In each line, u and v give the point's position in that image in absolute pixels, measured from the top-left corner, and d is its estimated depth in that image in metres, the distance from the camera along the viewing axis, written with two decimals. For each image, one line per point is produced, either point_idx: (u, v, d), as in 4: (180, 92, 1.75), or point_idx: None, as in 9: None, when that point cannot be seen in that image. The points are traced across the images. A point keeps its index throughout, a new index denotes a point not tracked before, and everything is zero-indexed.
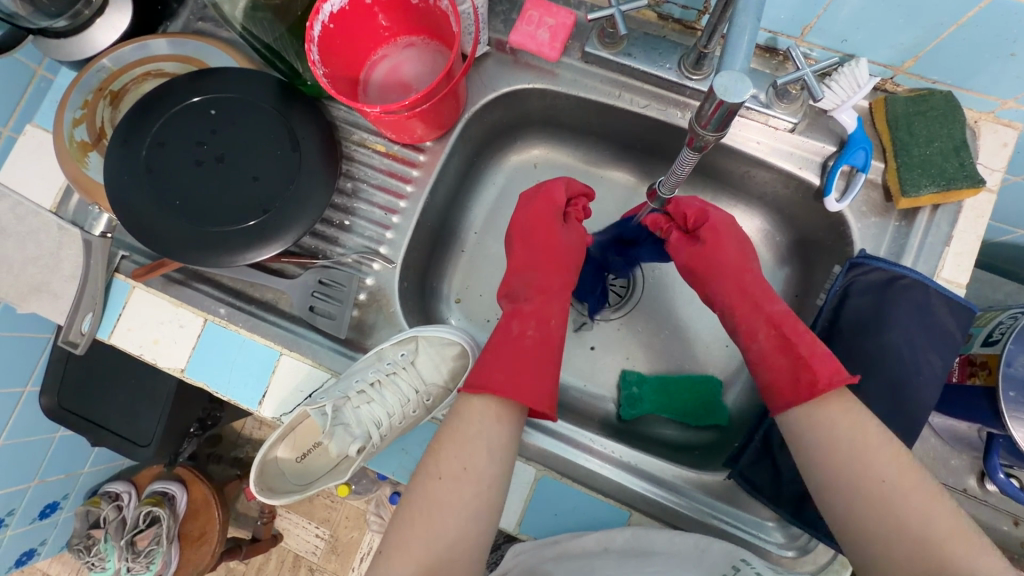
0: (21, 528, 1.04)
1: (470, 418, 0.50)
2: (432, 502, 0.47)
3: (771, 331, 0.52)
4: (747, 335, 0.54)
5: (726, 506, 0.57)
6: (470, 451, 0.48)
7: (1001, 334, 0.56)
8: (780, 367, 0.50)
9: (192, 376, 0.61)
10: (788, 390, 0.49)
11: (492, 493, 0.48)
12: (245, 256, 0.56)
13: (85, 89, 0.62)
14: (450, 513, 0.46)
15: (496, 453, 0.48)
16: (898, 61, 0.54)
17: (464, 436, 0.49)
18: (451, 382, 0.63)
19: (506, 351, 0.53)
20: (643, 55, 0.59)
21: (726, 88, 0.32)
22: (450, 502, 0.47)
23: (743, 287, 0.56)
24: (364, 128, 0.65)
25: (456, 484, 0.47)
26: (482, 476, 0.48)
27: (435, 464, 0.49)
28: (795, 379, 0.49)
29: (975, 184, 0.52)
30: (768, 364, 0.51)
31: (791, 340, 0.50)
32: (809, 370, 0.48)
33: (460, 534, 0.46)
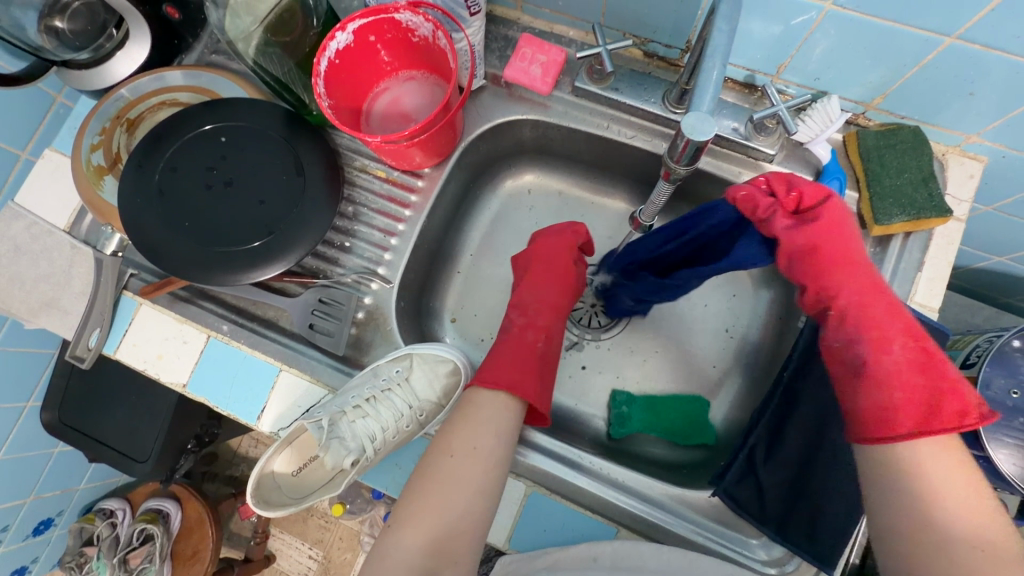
0: (15, 545, 1.04)
1: (482, 407, 0.55)
2: (442, 480, 0.52)
3: (911, 343, 0.48)
4: (878, 344, 0.48)
5: (714, 523, 0.58)
6: (478, 433, 0.53)
7: (977, 357, 0.58)
8: (921, 385, 0.46)
9: (193, 391, 0.63)
10: (929, 414, 0.45)
11: (497, 473, 0.53)
12: (249, 275, 0.59)
13: (103, 117, 0.65)
14: (457, 489, 0.51)
15: (504, 437, 0.53)
16: (868, 98, 0.57)
17: (474, 420, 0.54)
18: (444, 398, 0.64)
19: (512, 355, 0.59)
20: (629, 90, 0.63)
21: (692, 127, 0.36)
22: (459, 478, 0.52)
23: (863, 300, 0.50)
24: (365, 155, 0.68)
25: (464, 463, 0.52)
26: (489, 456, 0.53)
27: (446, 443, 0.54)
28: (944, 405, 0.45)
29: (943, 214, 0.55)
30: (903, 382, 0.46)
31: (934, 358, 0.47)
32: (954, 394, 0.45)
33: (466, 507, 0.51)
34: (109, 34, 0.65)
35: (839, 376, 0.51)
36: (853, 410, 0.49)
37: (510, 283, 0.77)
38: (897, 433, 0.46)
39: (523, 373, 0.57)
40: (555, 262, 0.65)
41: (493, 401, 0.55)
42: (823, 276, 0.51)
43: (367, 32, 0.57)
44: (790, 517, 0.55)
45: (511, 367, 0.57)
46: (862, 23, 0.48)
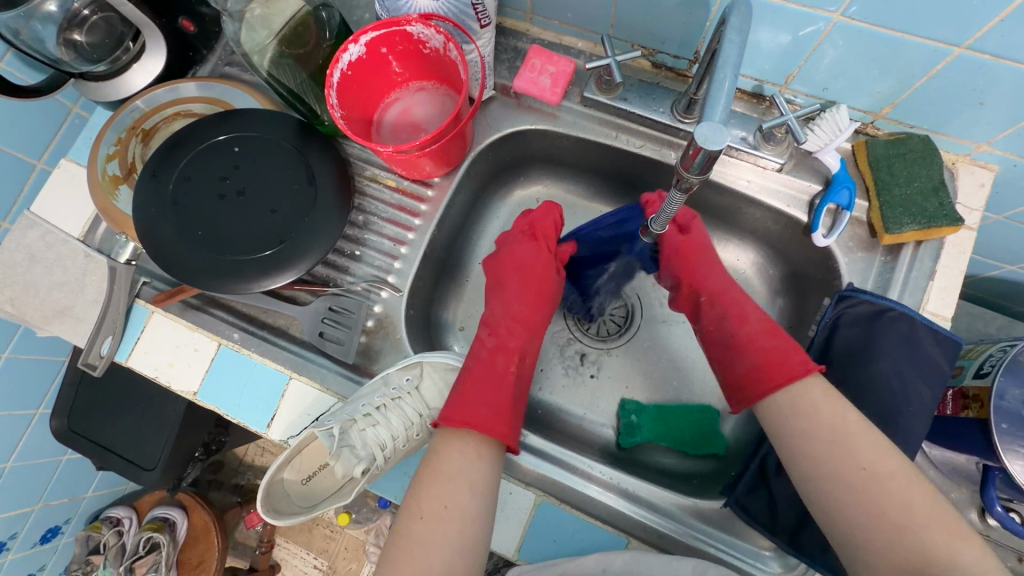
0: (22, 553, 1.04)
1: (449, 455, 0.53)
2: (415, 544, 0.49)
3: (761, 322, 0.56)
4: (737, 318, 0.58)
5: (724, 534, 0.57)
6: (449, 490, 0.51)
7: (991, 366, 0.57)
8: (770, 347, 0.55)
9: (204, 399, 0.63)
10: (781, 370, 0.53)
11: (472, 529, 0.50)
12: (261, 283, 0.59)
13: (119, 128, 0.66)
14: (433, 554, 0.48)
15: (477, 488, 0.51)
16: (877, 107, 0.57)
17: (444, 474, 0.51)
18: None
19: (476, 387, 0.56)
20: (638, 100, 0.64)
21: (705, 137, 0.36)
22: (433, 541, 0.49)
23: (725, 288, 0.61)
24: (376, 165, 0.69)
25: (438, 522, 0.49)
26: (463, 513, 0.50)
27: (416, 506, 0.51)
28: (788, 360, 0.53)
29: (955, 222, 0.54)
30: (755, 348, 0.55)
31: (777, 331, 0.55)
32: (797, 351, 0.54)
33: (444, 572, 0.48)
34: (126, 46, 0.66)
35: (717, 350, 0.59)
36: (730, 378, 0.57)
37: None
38: (756, 391, 0.54)
39: (484, 410, 0.54)
40: (531, 272, 0.67)
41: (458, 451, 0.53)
42: (697, 271, 0.63)
43: (379, 44, 0.58)
44: (803, 528, 0.54)
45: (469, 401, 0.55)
46: (871, 33, 0.48)
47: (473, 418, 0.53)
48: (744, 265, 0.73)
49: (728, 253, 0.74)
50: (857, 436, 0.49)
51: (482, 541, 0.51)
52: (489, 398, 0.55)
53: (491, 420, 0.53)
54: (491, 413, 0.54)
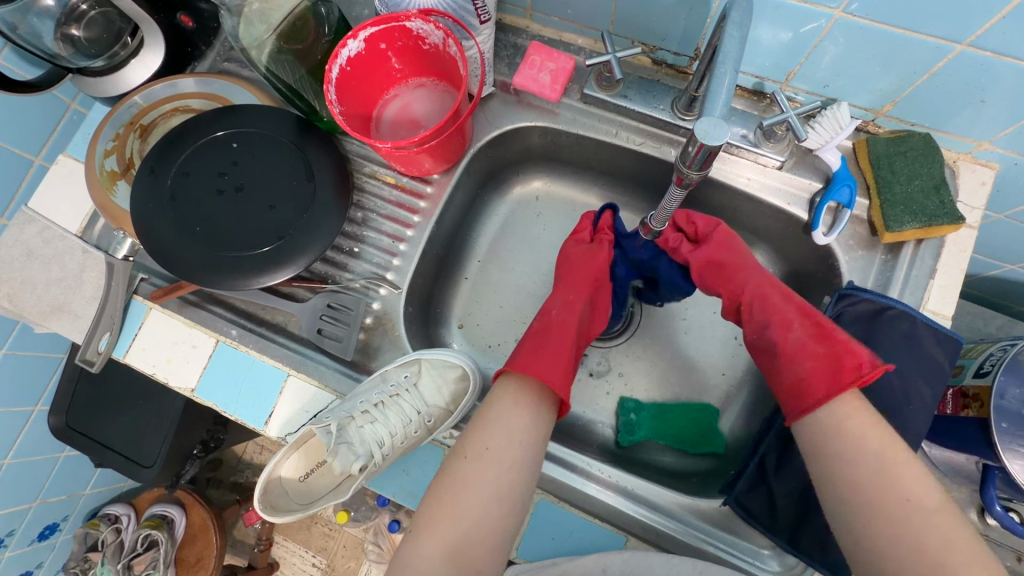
0: (20, 550, 1.04)
1: (498, 401, 0.55)
2: (458, 484, 0.52)
3: (806, 321, 0.54)
4: (782, 325, 0.55)
5: (723, 533, 0.57)
6: (492, 435, 0.53)
7: (991, 365, 0.57)
8: (820, 354, 0.52)
9: (201, 396, 0.63)
10: (832, 381, 0.51)
11: (512, 474, 0.52)
12: (259, 280, 0.59)
13: (117, 123, 0.66)
14: (471, 494, 0.51)
15: (519, 435, 0.53)
16: (878, 105, 0.57)
17: (488, 419, 0.53)
18: (452, 404, 0.64)
19: (539, 341, 0.58)
20: (638, 97, 0.63)
21: (705, 132, 0.36)
22: (473, 483, 0.51)
23: (767, 300, 0.57)
24: (375, 161, 0.69)
25: (478, 465, 0.52)
26: (503, 458, 0.52)
27: (460, 448, 0.54)
28: (839, 369, 0.51)
29: (956, 220, 0.54)
30: (807, 351, 0.53)
31: (826, 328, 0.53)
32: (851, 356, 0.51)
33: (483, 512, 0.51)
34: (124, 42, 0.66)
35: (761, 357, 0.57)
36: (782, 387, 0.54)
37: (518, 289, 0.77)
38: (812, 400, 0.51)
39: (548, 360, 0.56)
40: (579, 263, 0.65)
41: (504, 398, 0.55)
42: (733, 279, 0.59)
43: (378, 40, 0.58)
44: (802, 528, 0.54)
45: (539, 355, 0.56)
46: (872, 30, 0.48)
47: (539, 365, 0.55)
48: None
49: None
50: (853, 433, 0.49)
51: (523, 486, 0.52)
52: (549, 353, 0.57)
53: (558, 369, 0.55)
54: (556, 363, 0.56)
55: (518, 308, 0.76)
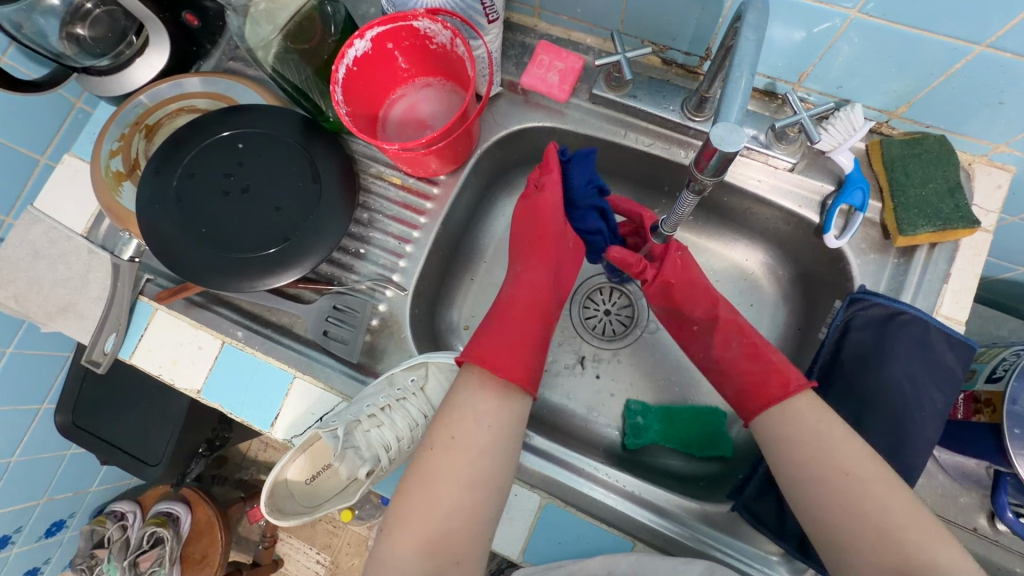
0: (27, 547, 1.04)
1: (461, 388, 0.54)
2: (427, 476, 0.51)
3: (743, 340, 0.58)
4: (721, 343, 0.60)
5: (731, 539, 0.57)
6: (459, 423, 0.52)
7: (1004, 371, 0.56)
8: (751, 371, 0.56)
9: (207, 397, 0.63)
10: (762, 392, 0.55)
11: (482, 462, 0.51)
12: (265, 282, 0.59)
13: (122, 123, 0.65)
14: (443, 486, 0.50)
15: (485, 420, 0.52)
16: (892, 106, 0.56)
17: (453, 406, 0.53)
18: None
19: (504, 324, 0.57)
20: (647, 98, 0.63)
21: (721, 137, 0.35)
22: (443, 473, 0.51)
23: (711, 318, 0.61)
24: (381, 162, 0.68)
25: (447, 454, 0.51)
26: (470, 446, 0.51)
27: (429, 439, 0.53)
28: (767, 384, 0.55)
29: (970, 225, 0.54)
30: (741, 369, 0.57)
31: (761, 348, 0.57)
32: (779, 373, 0.55)
33: (455, 502, 0.50)
34: (130, 41, 0.66)
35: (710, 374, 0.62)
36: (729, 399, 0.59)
37: None
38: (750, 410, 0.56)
39: (509, 351, 0.55)
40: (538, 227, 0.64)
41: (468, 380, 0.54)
42: (683, 305, 0.62)
43: (385, 39, 0.57)
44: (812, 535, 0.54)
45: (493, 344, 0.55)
46: (889, 31, 0.47)
47: (500, 359, 0.54)
48: (752, 265, 0.73)
49: (737, 253, 0.73)
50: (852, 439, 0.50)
51: (495, 474, 0.51)
52: (510, 337, 0.56)
53: (517, 359, 0.54)
54: (513, 353, 0.55)
55: None
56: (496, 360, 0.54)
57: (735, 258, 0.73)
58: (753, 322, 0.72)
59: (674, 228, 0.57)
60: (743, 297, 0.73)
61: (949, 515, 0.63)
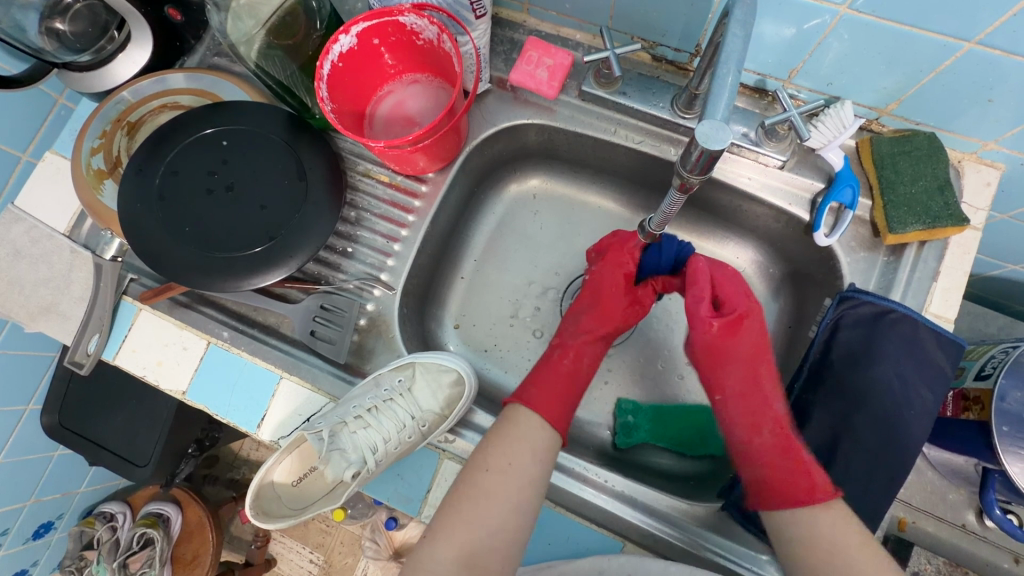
0: (14, 549, 1.03)
1: (524, 430, 0.55)
2: (477, 495, 0.52)
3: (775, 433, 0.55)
4: (750, 428, 0.57)
5: (721, 538, 0.56)
6: (518, 451, 0.53)
7: (992, 368, 0.56)
8: (780, 465, 0.54)
9: (193, 399, 0.62)
10: (786, 489, 0.52)
11: (531, 492, 0.52)
12: (250, 281, 0.58)
13: (104, 119, 0.64)
14: (492, 506, 0.51)
15: (540, 454, 0.53)
16: (882, 103, 0.56)
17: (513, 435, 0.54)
18: (448, 409, 0.62)
19: (548, 377, 0.59)
20: (637, 95, 0.62)
21: (707, 136, 0.35)
22: (494, 494, 0.51)
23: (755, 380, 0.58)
24: (369, 159, 0.67)
25: (500, 478, 0.52)
26: (523, 474, 0.52)
27: (481, 460, 0.53)
28: (795, 482, 0.52)
29: (960, 222, 0.53)
30: (768, 459, 0.55)
31: (791, 451, 0.54)
32: (793, 487, 0.52)
33: (498, 524, 0.51)
34: (111, 35, 0.64)
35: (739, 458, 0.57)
36: (750, 477, 0.55)
37: (515, 290, 0.76)
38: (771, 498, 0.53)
39: (554, 400, 0.58)
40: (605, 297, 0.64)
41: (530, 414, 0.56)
42: (721, 367, 0.60)
43: (370, 35, 0.56)
44: None
45: (541, 386, 0.58)
46: (877, 27, 0.47)
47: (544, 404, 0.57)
48: (743, 263, 0.73)
49: (727, 251, 0.73)
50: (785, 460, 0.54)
51: (538, 505, 0.53)
52: (558, 388, 0.59)
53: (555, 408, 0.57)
54: (556, 399, 0.58)
55: (515, 308, 0.75)
56: (544, 407, 0.57)
57: (726, 256, 0.73)
58: None
59: (662, 227, 0.56)
60: None
61: (937, 511, 0.63)
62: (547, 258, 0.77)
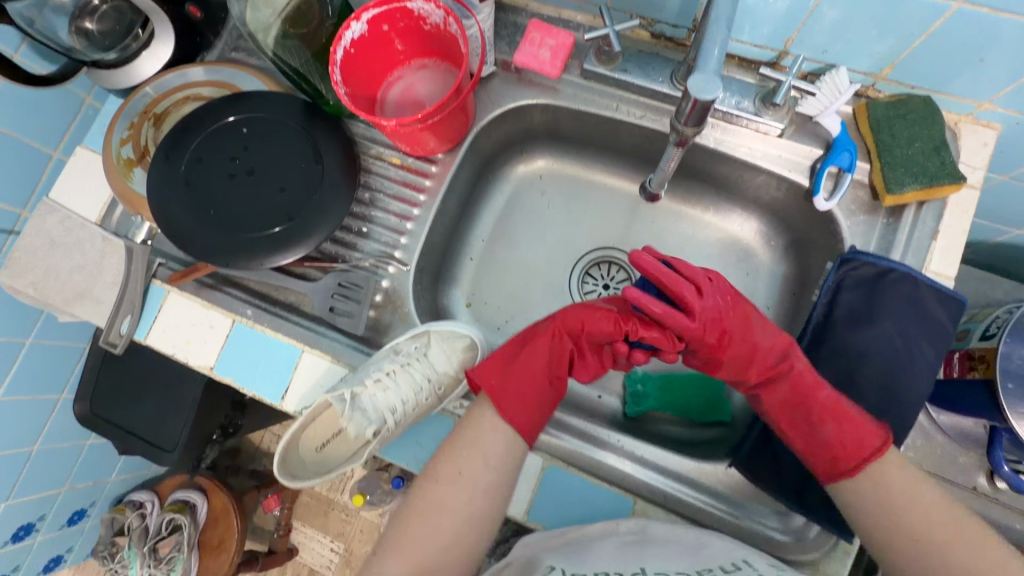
0: (49, 535, 1.11)
1: (475, 420, 0.55)
2: (426, 511, 0.51)
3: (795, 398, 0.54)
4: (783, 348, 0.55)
5: (732, 494, 0.57)
6: (470, 459, 0.53)
7: (997, 329, 0.62)
8: (843, 428, 0.52)
9: (220, 373, 0.65)
10: (839, 456, 0.52)
11: (484, 494, 0.53)
12: (273, 258, 0.61)
13: (131, 113, 0.68)
14: (444, 519, 0.51)
15: (494, 459, 0.53)
16: (878, 68, 0.57)
17: (466, 442, 0.53)
18: (462, 372, 0.65)
19: (521, 374, 0.55)
20: (637, 70, 0.64)
21: (699, 87, 0.37)
22: (445, 506, 0.52)
23: (752, 355, 0.55)
24: (381, 143, 0.70)
25: (453, 488, 0.52)
26: (475, 482, 0.52)
27: (434, 469, 0.54)
28: (857, 442, 0.51)
29: (957, 180, 0.54)
30: (836, 450, 0.52)
31: (808, 409, 0.53)
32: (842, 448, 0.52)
33: (451, 539, 0.51)
34: (135, 34, 0.69)
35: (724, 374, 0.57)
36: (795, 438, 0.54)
37: (525, 268, 0.79)
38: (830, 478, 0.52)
39: (517, 402, 0.54)
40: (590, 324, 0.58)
41: (484, 411, 0.55)
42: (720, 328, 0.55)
43: (380, 21, 0.59)
44: (808, 487, 0.55)
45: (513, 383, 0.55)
46: None
47: (501, 395, 0.55)
48: (747, 234, 0.74)
49: (730, 223, 0.75)
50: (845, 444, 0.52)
51: (493, 514, 0.53)
52: (526, 387, 0.55)
53: (517, 408, 0.54)
54: (523, 401, 0.55)
55: (525, 285, 0.78)
56: (505, 407, 0.54)
57: (729, 228, 0.75)
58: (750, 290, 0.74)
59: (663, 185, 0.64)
60: (740, 266, 0.75)
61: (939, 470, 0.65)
62: (556, 238, 0.79)
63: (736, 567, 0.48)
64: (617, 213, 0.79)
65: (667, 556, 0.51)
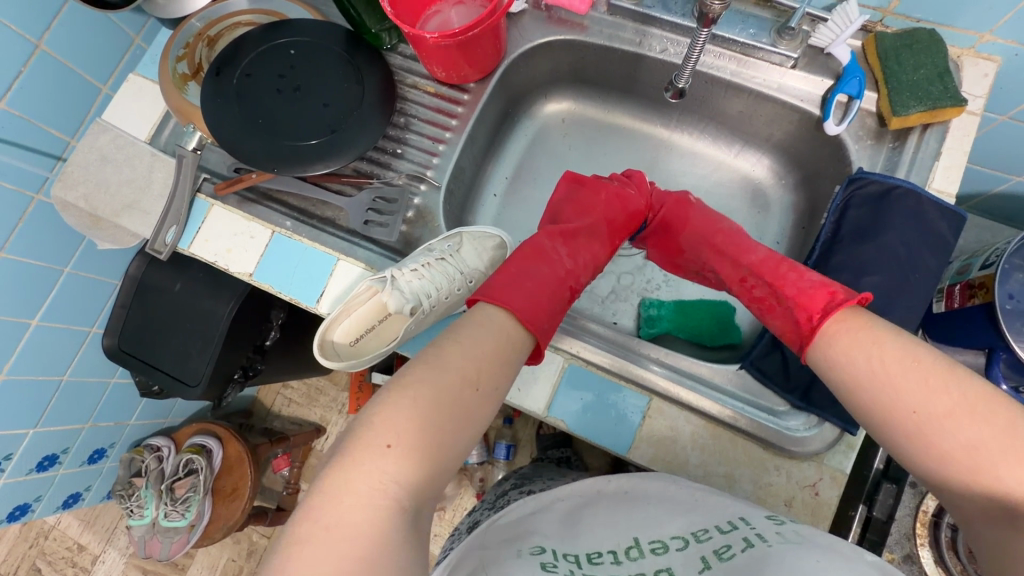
0: (71, 469, 1.14)
1: (507, 330, 0.53)
2: (458, 416, 0.46)
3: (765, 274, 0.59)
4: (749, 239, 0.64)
5: (742, 394, 0.61)
6: (504, 376, 0.51)
7: (995, 257, 0.61)
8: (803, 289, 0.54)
9: (259, 279, 0.69)
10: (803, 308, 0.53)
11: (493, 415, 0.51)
12: (316, 165, 0.66)
13: (188, 33, 0.73)
14: (468, 429, 0.47)
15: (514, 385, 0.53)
16: (886, 3, 0.60)
17: (508, 358, 0.52)
18: (490, 268, 0.70)
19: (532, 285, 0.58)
20: (660, 6, 0.68)
21: None
22: (473, 416, 0.48)
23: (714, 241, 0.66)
24: (416, 73, 0.74)
25: (483, 401, 0.49)
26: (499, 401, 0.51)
27: (474, 377, 0.48)
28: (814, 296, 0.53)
29: (958, 103, 0.58)
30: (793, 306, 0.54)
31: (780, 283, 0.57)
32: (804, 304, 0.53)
33: (461, 450, 0.47)
34: None
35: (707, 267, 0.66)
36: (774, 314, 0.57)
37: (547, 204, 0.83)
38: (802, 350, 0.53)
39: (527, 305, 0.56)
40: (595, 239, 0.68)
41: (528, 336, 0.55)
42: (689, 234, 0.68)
43: None
44: (815, 386, 0.58)
45: (513, 290, 0.57)
46: None
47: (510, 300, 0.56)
48: (759, 174, 0.79)
49: (744, 163, 0.79)
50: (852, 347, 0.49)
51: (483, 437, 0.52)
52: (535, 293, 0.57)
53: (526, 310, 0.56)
54: (534, 306, 0.56)
55: None
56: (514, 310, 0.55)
57: (742, 169, 0.80)
58: (760, 228, 0.79)
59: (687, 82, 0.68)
60: (750, 205, 0.79)
61: None
62: None
63: (734, 528, 0.43)
64: (636, 155, 0.83)
65: (658, 518, 0.47)
